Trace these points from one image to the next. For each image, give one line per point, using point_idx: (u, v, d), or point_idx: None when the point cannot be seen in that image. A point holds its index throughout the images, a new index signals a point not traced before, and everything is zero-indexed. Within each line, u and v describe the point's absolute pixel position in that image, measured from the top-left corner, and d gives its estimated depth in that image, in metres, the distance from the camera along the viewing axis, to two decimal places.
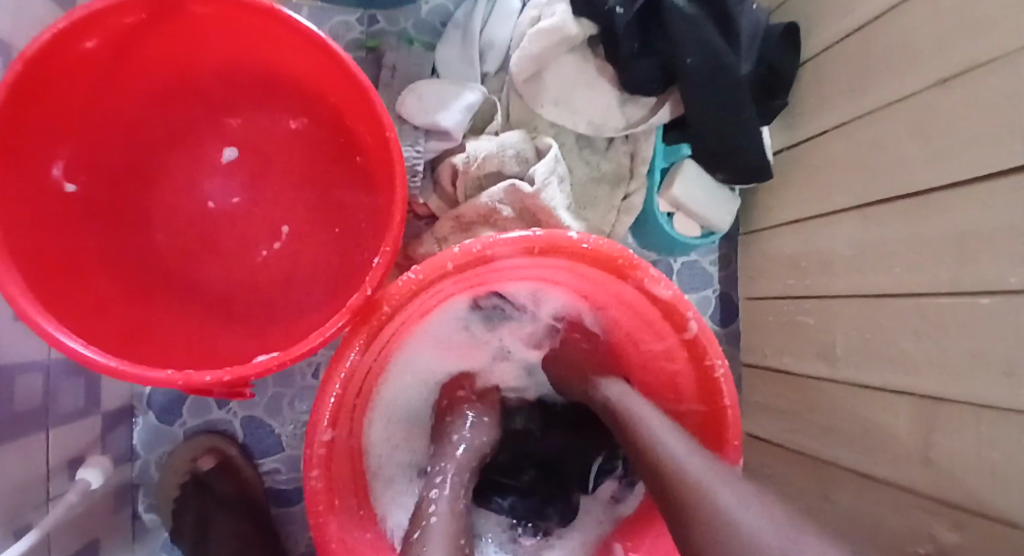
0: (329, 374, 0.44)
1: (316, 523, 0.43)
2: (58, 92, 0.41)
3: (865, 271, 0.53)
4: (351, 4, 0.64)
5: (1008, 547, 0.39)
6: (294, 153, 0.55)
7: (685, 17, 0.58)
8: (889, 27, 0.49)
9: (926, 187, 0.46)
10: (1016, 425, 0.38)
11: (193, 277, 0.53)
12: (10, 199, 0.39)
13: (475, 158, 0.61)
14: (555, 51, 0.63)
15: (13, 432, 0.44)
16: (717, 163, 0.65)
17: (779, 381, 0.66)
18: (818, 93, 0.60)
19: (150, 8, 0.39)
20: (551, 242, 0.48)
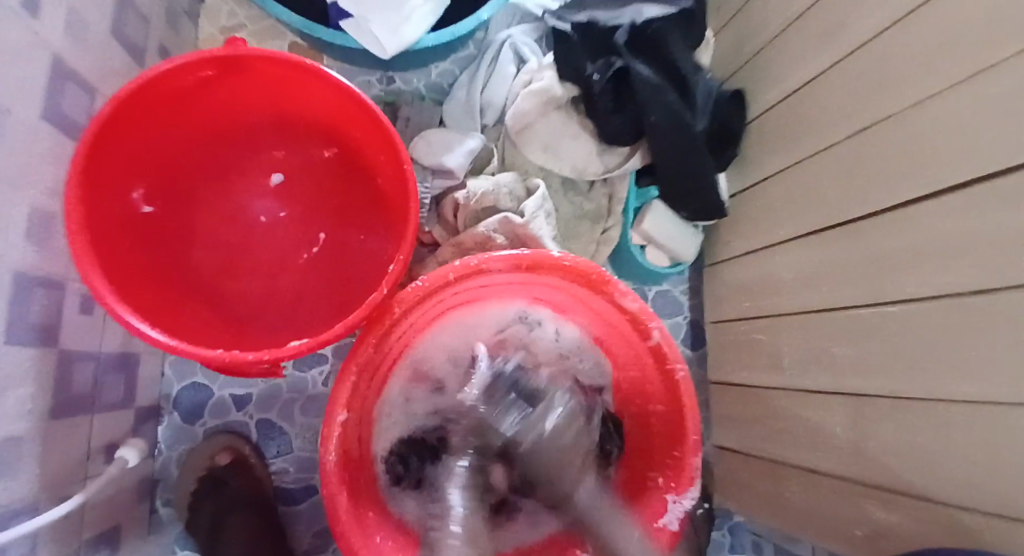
0: (346, 363, 0.52)
1: (328, 494, 0.50)
2: (141, 131, 0.51)
3: (802, 292, 0.62)
4: (374, 65, 0.76)
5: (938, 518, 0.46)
6: (327, 176, 0.64)
7: (650, 83, 0.70)
8: (812, 95, 0.62)
9: (843, 219, 0.57)
10: (927, 410, 0.47)
11: (242, 283, 0.61)
12: (101, 214, 0.48)
13: (474, 195, 0.72)
14: (543, 110, 0.76)
15: (67, 412, 0.52)
16: (682, 202, 0.75)
17: (740, 394, 0.73)
18: (761, 146, 0.72)
19: (217, 64, 0.50)
20: (536, 259, 0.57)
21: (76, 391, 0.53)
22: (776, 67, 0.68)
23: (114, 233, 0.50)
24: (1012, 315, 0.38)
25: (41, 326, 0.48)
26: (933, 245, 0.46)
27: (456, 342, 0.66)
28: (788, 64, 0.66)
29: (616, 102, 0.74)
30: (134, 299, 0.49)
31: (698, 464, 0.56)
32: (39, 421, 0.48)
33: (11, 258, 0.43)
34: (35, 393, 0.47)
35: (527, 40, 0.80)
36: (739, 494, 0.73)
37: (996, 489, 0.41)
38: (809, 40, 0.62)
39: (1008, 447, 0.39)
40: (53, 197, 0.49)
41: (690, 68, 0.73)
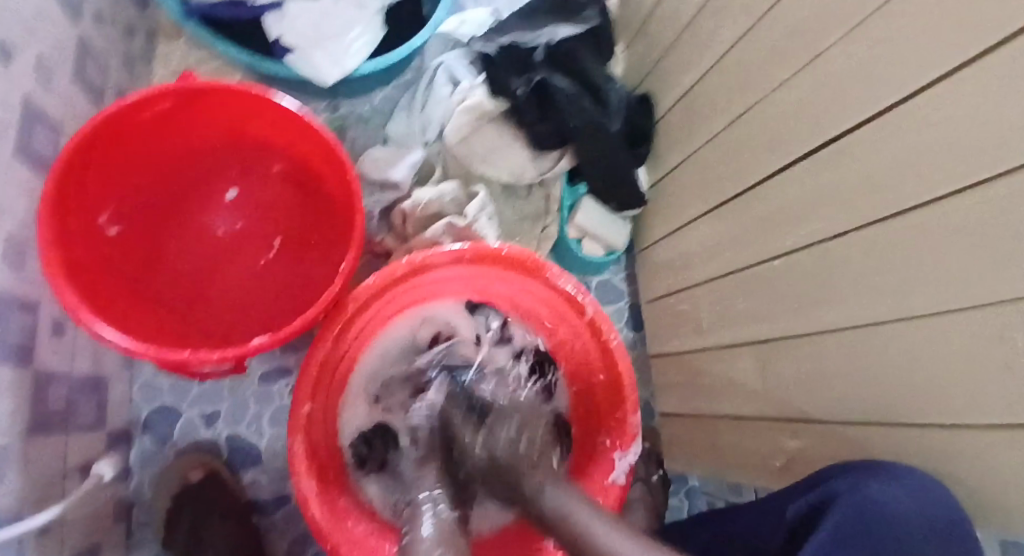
0: (309, 356, 0.58)
1: (296, 478, 0.54)
2: (105, 162, 0.56)
3: (712, 262, 0.71)
4: (318, 93, 0.83)
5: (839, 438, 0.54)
6: (282, 189, 0.69)
7: (566, 94, 0.79)
8: (701, 93, 0.72)
9: (734, 194, 0.66)
10: (812, 344, 0.55)
11: (206, 293, 0.65)
12: (72, 238, 0.52)
13: (419, 203, 0.78)
14: (478, 124, 0.84)
15: (44, 429, 0.55)
16: (609, 195, 0.84)
17: (674, 362, 0.81)
18: (668, 141, 0.82)
19: (172, 97, 0.56)
20: (476, 251, 0.64)
21: (51, 410, 0.57)
22: (674, 71, 0.78)
23: (85, 255, 0.54)
24: (863, 246, 0.47)
25: (18, 345, 0.51)
26: (798, 203, 0.55)
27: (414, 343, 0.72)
28: (682, 68, 0.76)
29: (540, 111, 0.82)
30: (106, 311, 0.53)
31: (636, 421, 0.64)
32: (20, 435, 0.51)
33: None
34: (15, 407, 0.50)
35: (458, 64, 0.87)
36: (685, 454, 0.80)
37: (874, 397, 0.49)
38: (694, 46, 0.73)
39: (881, 355, 0.47)
40: (26, 227, 0.54)
41: (602, 78, 0.82)
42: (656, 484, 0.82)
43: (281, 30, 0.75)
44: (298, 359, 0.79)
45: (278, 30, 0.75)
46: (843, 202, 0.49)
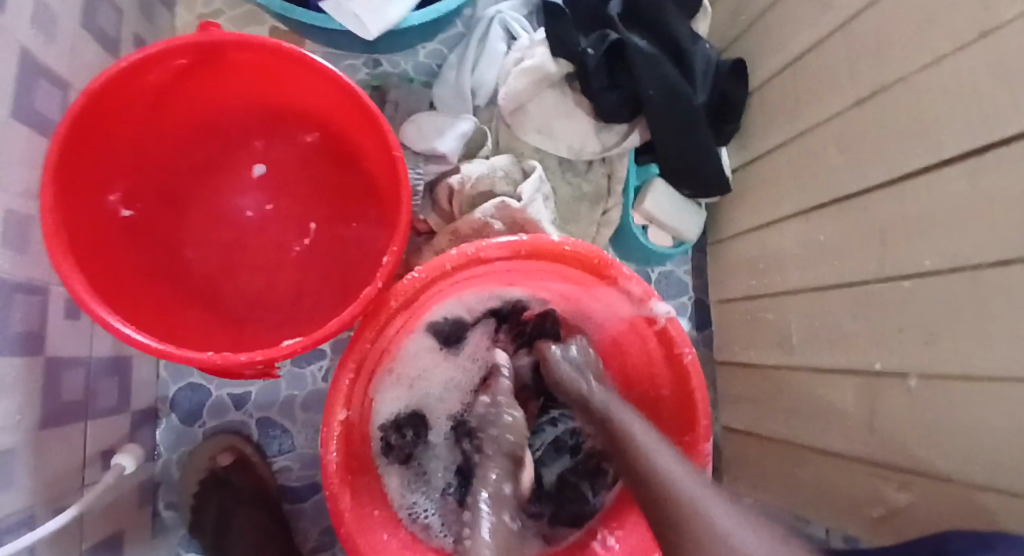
0: (344, 359, 0.51)
1: (329, 494, 0.48)
2: (114, 131, 0.48)
3: (810, 268, 0.60)
4: (358, 49, 0.73)
5: (954, 498, 0.44)
6: (314, 166, 0.61)
7: (645, 55, 0.67)
8: (814, 62, 0.59)
9: (850, 193, 0.55)
10: (940, 388, 0.45)
11: (233, 284, 0.59)
12: (79, 219, 0.46)
13: (468, 179, 0.69)
14: (537, 88, 0.72)
15: (59, 421, 0.50)
16: (683, 178, 0.73)
17: (748, 373, 0.72)
18: (763, 119, 0.69)
19: (190, 53, 0.47)
20: (536, 245, 0.55)
21: (67, 399, 0.52)
22: (777, 32, 0.65)
23: (95, 239, 0.48)
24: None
25: (24, 335, 0.46)
26: (945, 214, 0.44)
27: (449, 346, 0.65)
28: (789, 30, 0.63)
29: (610, 77, 0.71)
30: (120, 304, 0.47)
31: (710, 449, 0.55)
32: (31, 430, 0.46)
33: None
34: (23, 401, 0.45)
35: (517, 16, 0.76)
36: (750, 478, 0.71)
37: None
38: (808, 3, 0.59)
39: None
40: (28, 199, 0.47)
41: (687, 36, 0.69)
42: None
43: None
44: (331, 345, 0.73)
45: None
46: None
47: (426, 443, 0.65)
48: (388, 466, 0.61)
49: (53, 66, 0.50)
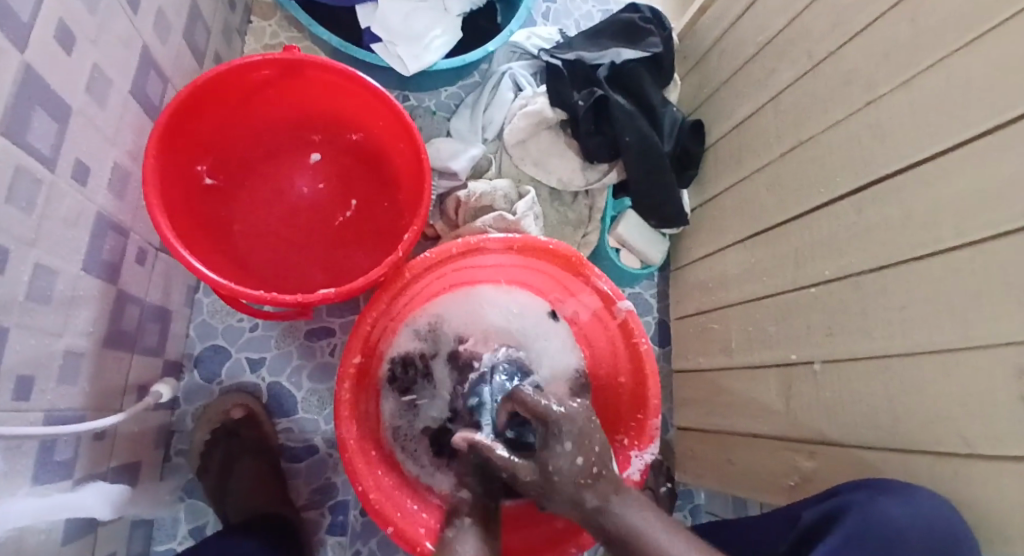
0: (363, 316, 0.62)
1: (339, 424, 0.58)
2: (205, 118, 0.61)
3: (745, 284, 0.74)
4: (394, 84, 0.89)
5: (852, 461, 0.55)
6: (357, 158, 0.74)
7: (625, 112, 0.83)
8: (753, 124, 0.76)
9: (773, 223, 0.70)
10: (834, 369, 0.58)
11: (279, 246, 0.69)
12: (170, 183, 0.58)
13: (474, 194, 0.84)
14: (535, 129, 0.89)
15: (116, 345, 0.60)
16: (651, 211, 0.88)
17: (696, 377, 0.84)
18: (714, 168, 0.86)
19: (272, 64, 0.60)
20: (527, 243, 0.68)
21: (124, 329, 0.62)
22: (728, 102, 0.83)
23: (180, 195, 0.60)
24: (901, 278, 0.51)
25: (107, 263, 0.56)
26: (840, 235, 0.59)
27: (468, 315, 0.78)
28: (737, 100, 0.80)
29: (596, 125, 0.87)
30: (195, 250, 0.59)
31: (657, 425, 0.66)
32: (96, 344, 0.56)
33: (95, 201, 0.53)
34: (97, 317, 0.55)
35: (525, 73, 0.94)
36: (695, 468, 0.82)
37: (885, 424, 0.52)
38: (751, 81, 0.77)
39: (904, 386, 0.50)
40: (130, 159, 0.59)
41: (658, 100, 0.87)
42: (663, 496, 0.83)
43: (372, 21, 0.82)
44: (340, 324, 0.83)
45: (368, 20, 0.83)
46: (890, 238, 0.53)
47: (423, 382, 0.76)
48: (387, 393, 0.74)
49: (162, 64, 0.64)
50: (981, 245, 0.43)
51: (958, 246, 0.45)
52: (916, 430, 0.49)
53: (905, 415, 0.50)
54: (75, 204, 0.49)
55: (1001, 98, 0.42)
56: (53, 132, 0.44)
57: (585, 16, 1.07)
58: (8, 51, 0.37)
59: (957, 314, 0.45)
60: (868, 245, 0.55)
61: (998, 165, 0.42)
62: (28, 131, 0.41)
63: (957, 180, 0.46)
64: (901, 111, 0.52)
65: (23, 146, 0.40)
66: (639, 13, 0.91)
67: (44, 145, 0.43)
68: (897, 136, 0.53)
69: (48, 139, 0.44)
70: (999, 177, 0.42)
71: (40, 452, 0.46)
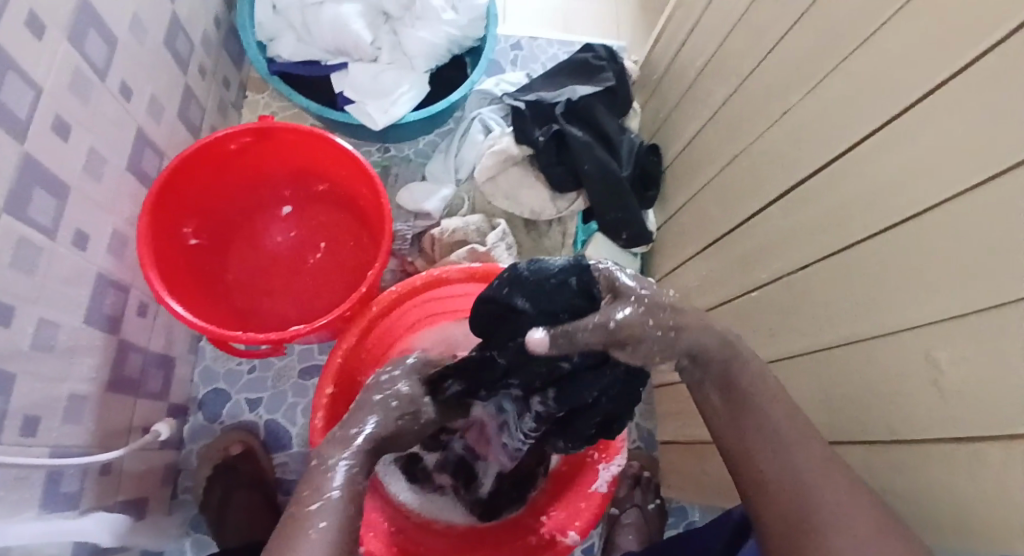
0: (335, 348, 0.68)
1: (313, 450, 0.63)
2: (192, 185, 0.70)
3: (705, 294, 0.77)
4: (372, 138, 0.97)
5: None
6: (329, 205, 0.81)
7: (583, 142, 0.89)
8: (699, 143, 0.80)
9: (723, 233, 0.73)
10: (782, 368, 0.60)
11: (262, 292, 0.77)
12: (162, 244, 0.66)
13: (447, 229, 0.89)
14: (503, 166, 0.93)
15: (119, 388, 0.66)
16: (618, 231, 0.91)
17: (673, 391, 0.85)
18: (673, 187, 0.89)
19: (248, 132, 0.69)
20: (488, 271, 0.73)
21: (128, 374, 0.68)
22: (678, 123, 0.87)
23: (169, 255, 0.67)
24: (825, 274, 0.53)
25: (109, 316, 0.64)
26: (773, 239, 0.61)
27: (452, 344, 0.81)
28: (685, 122, 0.85)
29: (558, 156, 0.92)
30: (185, 302, 0.67)
31: (623, 436, 0.67)
32: (101, 388, 0.62)
33: (94, 262, 0.61)
34: (100, 365, 0.62)
35: (493, 116, 1.01)
36: (678, 482, 0.82)
37: (828, 417, 0.53)
38: (694, 104, 0.82)
39: (840, 378, 0.51)
40: (128, 225, 0.67)
41: (614, 129, 0.92)
42: (653, 514, 0.83)
43: (344, 85, 0.92)
44: None
45: (341, 85, 0.92)
46: (812, 237, 0.55)
47: None
48: None
49: (157, 141, 0.74)
50: (882, 235, 0.46)
51: (866, 238, 0.47)
52: (855, 421, 0.50)
53: (846, 406, 0.51)
54: (75, 265, 0.57)
55: (885, 99, 0.45)
56: (54, 206, 0.52)
57: (551, 59, 1.15)
58: (7, 142, 0.45)
59: (871, 303, 0.47)
60: (796, 246, 0.57)
61: (886, 159, 0.45)
62: (29, 208, 0.49)
63: (858, 176, 0.48)
64: (809, 119, 0.56)
65: (23, 219, 0.48)
66: (592, 53, 0.97)
67: (44, 218, 0.51)
68: (807, 141, 0.56)
69: (49, 213, 0.52)
70: (885, 170, 0.45)
71: (45, 483, 0.52)
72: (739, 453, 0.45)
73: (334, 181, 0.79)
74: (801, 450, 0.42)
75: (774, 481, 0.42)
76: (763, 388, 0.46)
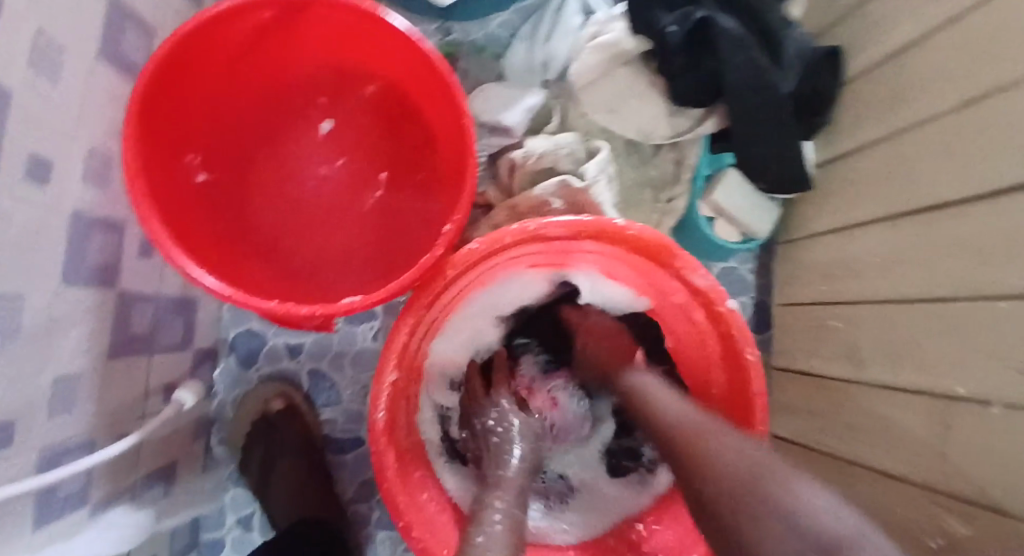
0: (399, 322, 0.51)
1: (374, 454, 0.49)
2: (191, 89, 0.49)
3: (894, 278, 0.56)
4: (433, 15, 0.72)
5: None
6: (378, 117, 0.61)
7: (732, 38, 0.62)
8: (919, 57, 0.54)
9: (945, 201, 0.50)
10: None
11: (298, 235, 0.59)
12: (162, 178, 0.47)
13: (532, 154, 0.68)
14: (610, 66, 0.69)
15: (124, 351, 0.52)
16: (760, 171, 0.68)
17: (808, 384, 0.69)
18: (857, 113, 0.64)
19: (276, 7, 0.47)
20: (599, 227, 0.52)
21: (136, 332, 0.54)
22: (886, 19, 0.59)
23: (173, 193, 0.49)
24: None
25: (100, 265, 0.48)
26: None
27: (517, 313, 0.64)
28: (900, 18, 0.57)
29: (688, 56, 0.65)
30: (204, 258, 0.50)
31: None
32: (101, 361, 0.49)
33: (68, 198, 0.43)
34: (94, 332, 0.47)
35: None
36: None
37: None
38: None
39: None
40: (110, 139, 0.49)
41: (779, 20, 0.64)
42: None
43: None
44: (382, 308, 0.74)
45: None
46: None
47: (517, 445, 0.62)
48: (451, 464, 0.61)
49: (144, 8, 0.52)
50: None
51: None
52: None
53: None
54: (38, 210, 0.39)
55: None
56: None
57: None
58: None
59: None
60: None
61: None
62: None
63: None
64: None
65: None
66: None
67: None
68: None
69: None
70: None
71: (39, 503, 0.40)
72: (720, 508, 0.36)
73: (385, 81, 0.58)
74: (722, 457, 0.38)
75: (724, 485, 0.36)
76: (733, 459, 0.37)
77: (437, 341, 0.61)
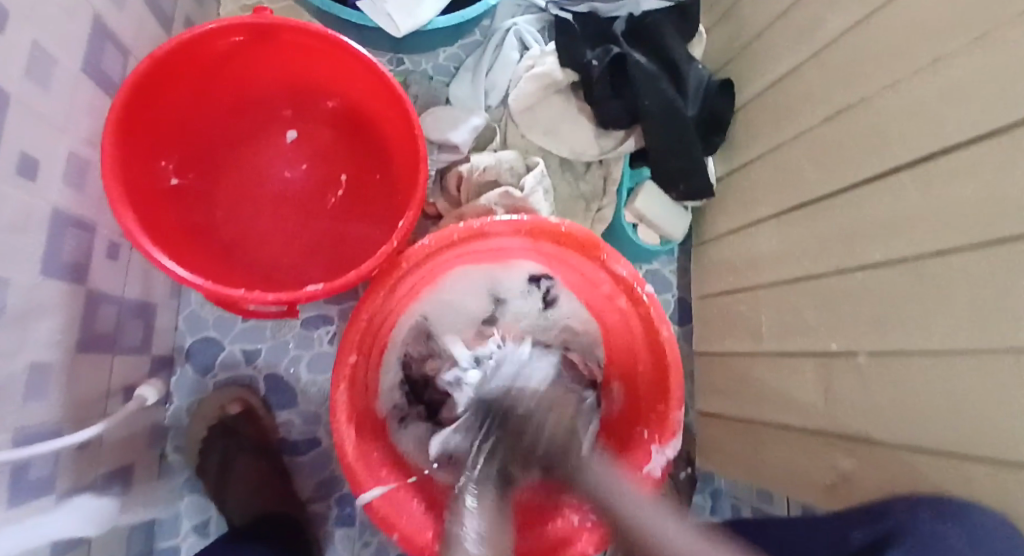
0: (359, 309, 0.57)
1: (335, 430, 0.54)
2: (166, 101, 0.54)
3: (780, 265, 0.68)
4: (386, 47, 0.81)
5: (900, 472, 0.50)
6: (339, 130, 0.67)
7: (645, 71, 0.75)
8: (789, 87, 0.67)
9: (814, 198, 0.62)
10: (879, 365, 0.52)
11: (262, 235, 0.64)
12: (136, 180, 0.52)
13: (477, 167, 0.76)
14: (545, 93, 0.80)
15: (90, 347, 0.55)
16: (672, 182, 0.79)
17: (720, 364, 0.80)
18: (746, 132, 0.77)
19: (246, 31, 0.53)
20: (535, 225, 0.61)
21: (100, 330, 0.56)
22: (763, 58, 0.73)
23: (146, 194, 0.54)
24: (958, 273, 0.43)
25: (72, 263, 0.51)
26: (884, 220, 0.51)
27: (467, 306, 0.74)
28: (775, 57, 0.70)
29: (613, 88, 0.78)
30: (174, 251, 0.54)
31: (680, 418, 0.60)
32: (69, 354, 0.51)
33: (48, 196, 0.47)
34: (64, 325, 0.50)
35: (531, 29, 0.84)
36: (719, 456, 0.80)
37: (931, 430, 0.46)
38: (788, 35, 0.67)
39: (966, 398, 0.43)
40: (87, 147, 0.53)
41: (683, 57, 0.77)
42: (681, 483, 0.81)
43: None
44: (338, 312, 0.78)
45: None
46: (940, 221, 0.45)
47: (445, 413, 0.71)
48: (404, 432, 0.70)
49: (120, 29, 0.57)
50: None
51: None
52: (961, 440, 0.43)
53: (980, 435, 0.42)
54: (22, 204, 0.42)
55: None
56: None
57: None
58: None
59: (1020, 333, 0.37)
60: (918, 231, 0.47)
61: None
62: None
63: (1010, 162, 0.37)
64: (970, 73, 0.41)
65: None
66: None
67: None
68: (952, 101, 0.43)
69: None
70: None
71: (11, 481, 0.42)
72: None
73: (344, 98, 0.65)
74: None
75: None
76: None
77: (394, 333, 0.66)
